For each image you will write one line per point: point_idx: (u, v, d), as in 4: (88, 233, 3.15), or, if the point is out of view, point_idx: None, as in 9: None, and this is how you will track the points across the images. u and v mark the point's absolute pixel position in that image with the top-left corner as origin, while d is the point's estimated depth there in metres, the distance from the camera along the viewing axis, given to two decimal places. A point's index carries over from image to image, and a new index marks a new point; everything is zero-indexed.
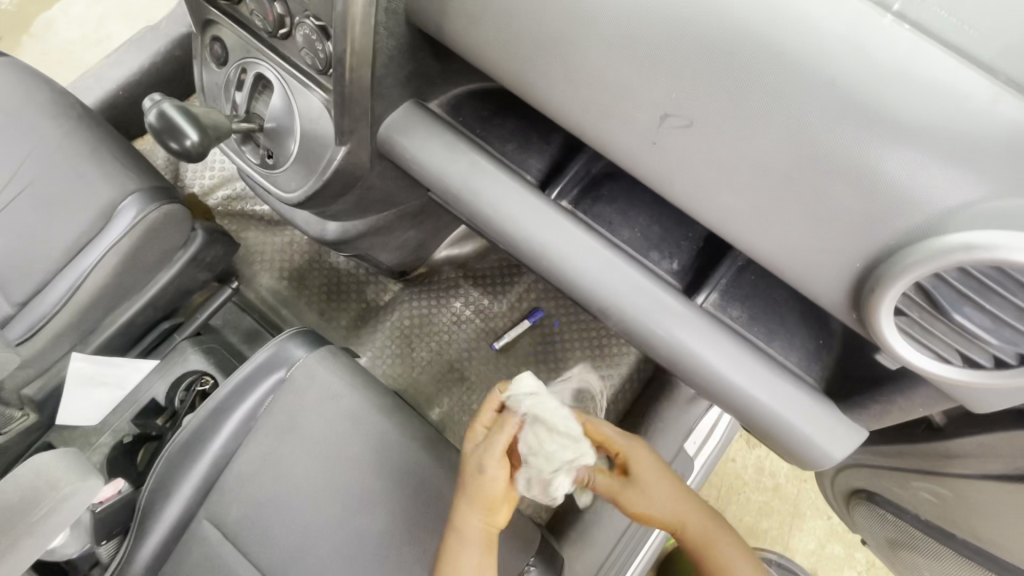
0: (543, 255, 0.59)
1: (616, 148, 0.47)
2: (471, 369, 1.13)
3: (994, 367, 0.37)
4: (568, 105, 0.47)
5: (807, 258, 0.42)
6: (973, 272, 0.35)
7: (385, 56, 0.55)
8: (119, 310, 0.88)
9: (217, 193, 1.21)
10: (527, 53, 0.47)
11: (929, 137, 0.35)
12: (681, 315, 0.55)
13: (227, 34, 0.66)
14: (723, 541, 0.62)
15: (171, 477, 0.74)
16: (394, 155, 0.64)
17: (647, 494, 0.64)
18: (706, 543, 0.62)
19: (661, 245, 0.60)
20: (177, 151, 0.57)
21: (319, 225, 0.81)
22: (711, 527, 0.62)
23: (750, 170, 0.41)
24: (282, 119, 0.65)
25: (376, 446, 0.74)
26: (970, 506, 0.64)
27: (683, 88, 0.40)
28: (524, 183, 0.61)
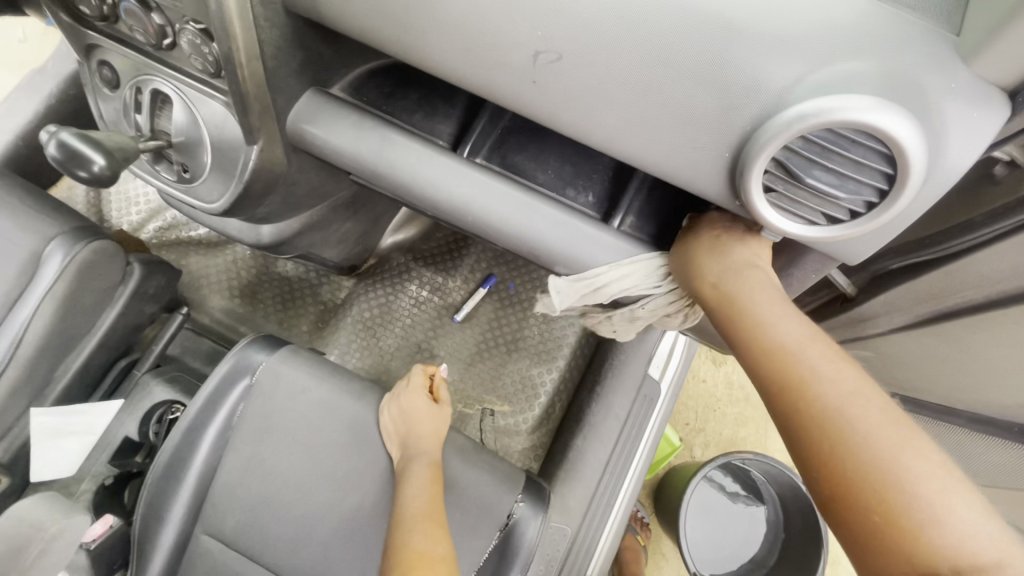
0: (466, 211, 0.63)
1: (505, 94, 0.50)
2: (439, 345, 1.17)
3: (850, 220, 0.42)
4: (453, 62, 0.50)
5: (688, 160, 0.47)
6: (813, 138, 0.40)
7: (273, 48, 0.56)
8: (70, 357, 0.87)
9: (149, 226, 1.19)
10: (404, 19, 0.49)
11: (754, 29, 0.39)
12: (606, 240, 0.60)
13: (112, 55, 0.65)
14: (899, 436, 0.39)
15: (162, 501, 0.76)
16: (308, 145, 0.66)
17: (768, 319, 0.48)
18: (854, 421, 0.40)
19: (575, 182, 0.64)
20: (87, 179, 0.57)
21: (252, 231, 0.82)
22: (868, 404, 0.41)
23: (620, 89, 0.45)
24: (189, 131, 0.66)
25: (356, 427, 0.77)
26: (891, 360, 0.74)
27: (546, 25, 0.44)
28: (436, 147, 0.63)
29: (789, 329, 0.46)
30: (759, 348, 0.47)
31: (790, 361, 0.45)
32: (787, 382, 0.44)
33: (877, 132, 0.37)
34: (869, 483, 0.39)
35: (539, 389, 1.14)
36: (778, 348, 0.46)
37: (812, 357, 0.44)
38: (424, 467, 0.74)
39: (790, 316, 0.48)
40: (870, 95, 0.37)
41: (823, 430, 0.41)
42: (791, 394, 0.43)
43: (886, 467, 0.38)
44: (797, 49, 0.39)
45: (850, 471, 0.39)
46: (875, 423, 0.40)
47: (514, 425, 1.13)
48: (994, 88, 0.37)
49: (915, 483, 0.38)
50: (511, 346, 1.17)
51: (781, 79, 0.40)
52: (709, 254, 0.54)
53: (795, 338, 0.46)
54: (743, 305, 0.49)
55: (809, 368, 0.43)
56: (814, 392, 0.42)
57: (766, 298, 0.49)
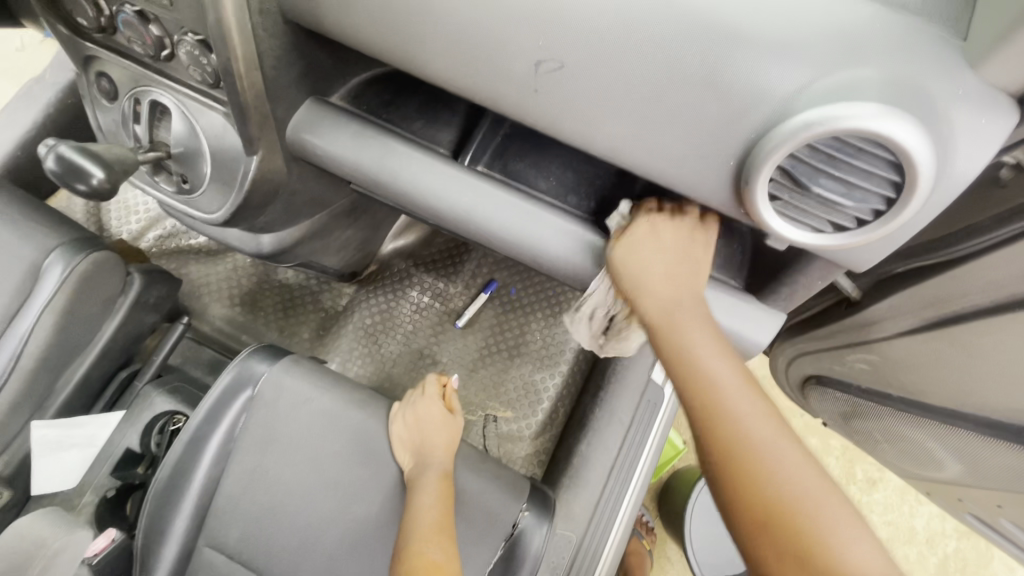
0: (466, 219, 0.63)
1: (506, 103, 0.50)
2: (441, 351, 1.16)
3: (856, 228, 0.42)
4: (454, 71, 0.50)
5: (692, 168, 0.47)
6: (819, 146, 0.39)
7: (272, 58, 0.56)
8: (71, 369, 0.87)
9: (148, 235, 1.19)
10: (404, 28, 0.49)
11: (759, 37, 0.39)
12: (608, 247, 0.60)
13: (110, 67, 0.65)
14: (816, 482, 0.42)
15: (163, 514, 0.75)
16: (309, 155, 0.65)
17: (692, 345, 0.49)
18: (776, 463, 0.42)
19: (577, 189, 0.64)
20: (86, 192, 0.57)
21: (253, 240, 0.82)
22: (775, 436, 0.44)
23: (623, 97, 0.45)
24: (188, 142, 0.65)
25: (359, 437, 0.77)
26: (897, 364, 0.73)
27: (547, 34, 0.43)
28: (437, 155, 0.63)
29: (715, 363, 0.48)
30: (693, 378, 0.47)
31: (712, 396, 0.46)
32: (722, 415, 0.45)
33: (885, 141, 0.37)
34: (792, 523, 0.40)
35: (542, 394, 1.14)
36: (701, 378, 0.47)
37: (725, 387, 0.46)
38: (437, 479, 0.74)
39: (720, 355, 0.48)
40: (878, 103, 0.37)
41: (746, 470, 0.43)
42: (722, 427, 0.45)
43: (803, 510, 0.40)
44: (802, 57, 0.39)
45: (760, 492, 0.42)
46: (795, 469, 0.42)
47: (517, 430, 1.12)
48: (1003, 95, 0.37)
49: (811, 509, 0.40)
50: (513, 352, 1.16)
51: (787, 86, 0.40)
52: (648, 255, 0.54)
53: (719, 373, 0.47)
54: (678, 335, 0.50)
55: (740, 410, 0.45)
56: (738, 425, 0.44)
57: (696, 327, 0.50)
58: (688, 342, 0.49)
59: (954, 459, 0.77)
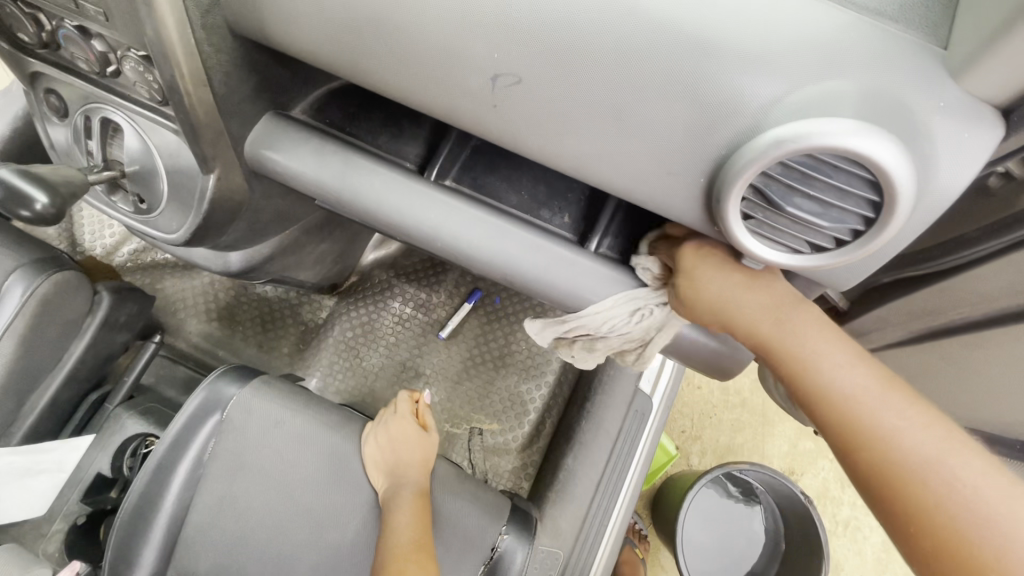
0: (434, 237, 0.60)
1: (466, 118, 0.47)
2: (424, 364, 1.13)
3: (836, 248, 0.39)
4: (410, 86, 0.47)
5: (662, 187, 0.44)
6: (792, 164, 0.36)
7: (222, 73, 0.53)
8: (37, 393, 0.84)
9: (122, 250, 1.16)
10: (356, 42, 0.46)
11: (724, 49, 0.36)
12: (579, 265, 0.57)
13: (59, 83, 0.62)
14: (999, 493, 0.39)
15: (131, 546, 0.72)
16: (268, 171, 0.63)
17: (817, 357, 0.45)
18: (941, 486, 0.40)
19: (550, 203, 0.61)
20: (30, 218, 0.54)
21: (220, 258, 0.79)
22: (938, 448, 0.41)
23: (585, 113, 0.42)
24: (142, 160, 0.62)
25: (333, 460, 0.74)
26: (886, 375, 0.71)
27: (503, 47, 0.41)
28: (402, 171, 0.60)
29: (847, 373, 0.44)
30: (818, 397, 0.45)
31: (854, 417, 0.43)
32: (868, 440, 0.42)
33: (860, 159, 0.34)
34: (973, 548, 0.38)
35: (528, 405, 1.11)
36: (832, 395, 0.44)
37: (872, 404, 0.43)
38: (412, 497, 0.72)
39: (850, 363, 0.45)
40: (851, 118, 0.34)
41: (912, 498, 0.41)
42: (875, 451, 0.42)
43: (984, 526, 0.38)
44: (770, 69, 0.36)
45: (930, 525, 0.40)
46: (969, 481, 0.40)
47: (503, 443, 1.10)
48: (986, 106, 0.34)
49: (996, 527, 0.38)
50: (498, 363, 1.14)
51: (756, 100, 0.37)
52: (716, 282, 0.48)
53: (852, 388, 0.44)
54: (805, 356, 0.46)
55: (891, 424, 0.42)
56: (889, 450, 0.42)
57: (818, 341, 0.46)
58: (817, 359, 0.45)
59: None
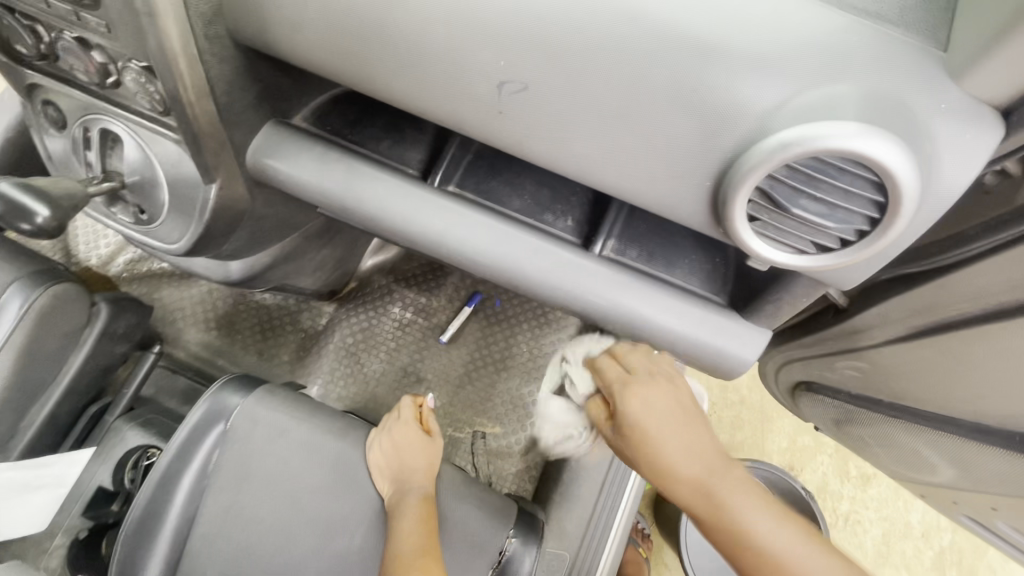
0: (452, 247, 0.60)
1: (472, 125, 0.47)
2: (426, 368, 1.13)
3: (842, 248, 0.40)
4: (415, 93, 0.47)
5: (669, 189, 0.44)
6: (798, 166, 0.37)
7: (225, 83, 0.53)
8: (36, 407, 0.83)
9: (118, 260, 1.15)
10: (360, 50, 0.46)
11: (729, 54, 0.37)
12: (583, 267, 0.58)
13: (57, 94, 0.61)
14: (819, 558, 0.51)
15: (136, 559, 0.71)
16: (271, 179, 0.62)
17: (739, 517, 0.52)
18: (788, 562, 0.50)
19: (553, 206, 0.61)
20: (31, 231, 0.54)
21: (220, 267, 0.79)
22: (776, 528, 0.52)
23: (591, 118, 0.42)
24: (143, 170, 0.62)
25: (338, 468, 0.74)
26: (887, 371, 0.72)
27: (509, 54, 0.41)
28: (405, 177, 0.61)
29: (760, 526, 0.52)
30: (689, 499, 0.55)
31: (708, 502, 0.54)
32: (732, 533, 0.52)
33: (866, 160, 0.35)
34: None
35: (530, 408, 1.11)
36: (728, 522, 0.52)
37: (721, 491, 0.54)
38: (419, 502, 0.71)
39: (696, 450, 0.56)
40: (856, 120, 0.35)
41: (768, 574, 0.51)
42: (733, 543, 0.52)
43: None
44: (774, 73, 0.37)
45: None
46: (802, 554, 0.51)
47: (506, 446, 1.10)
48: (987, 106, 0.35)
49: None
50: (499, 366, 1.14)
51: (761, 104, 0.38)
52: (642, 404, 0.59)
53: (698, 475, 0.55)
54: (734, 531, 0.52)
55: (740, 515, 0.52)
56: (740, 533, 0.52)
57: (681, 445, 0.57)
58: (745, 534, 0.52)
59: (947, 463, 0.76)
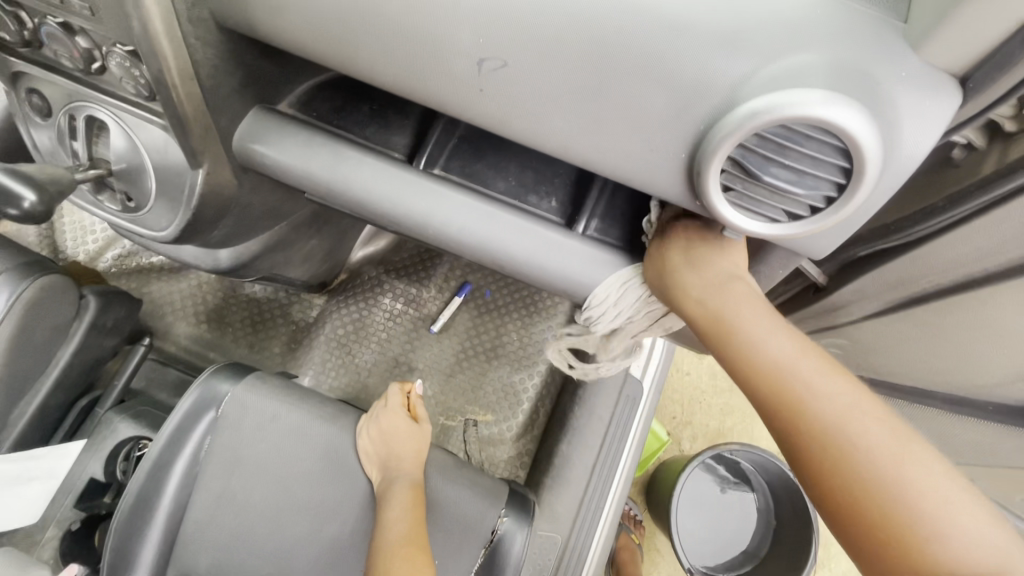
0: (456, 236, 0.61)
1: (453, 104, 0.48)
2: (417, 358, 1.14)
3: (812, 216, 0.41)
4: (396, 74, 0.48)
5: (646, 163, 0.45)
6: (767, 134, 0.38)
7: (209, 67, 0.53)
8: (25, 399, 0.83)
9: (106, 255, 1.15)
10: (342, 31, 0.47)
11: (700, 28, 0.38)
12: (568, 246, 0.59)
13: (41, 83, 0.61)
14: (892, 444, 0.41)
15: (129, 545, 0.72)
16: (257, 165, 0.63)
17: (801, 381, 0.45)
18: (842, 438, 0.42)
19: (537, 188, 0.63)
20: (17, 216, 0.54)
21: (210, 256, 0.79)
22: (855, 408, 0.43)
23: (569, 94, 0.43)
24: (130, 158, 0.62)
25: (330, 452, 0.75)
26: (866, 346, 0.73)
27: (488, 31, 0.42)
28: (391, 160, 0.61)
29: (829, 390, 0.44)
30: (743, 358, 0.48)
31: (776, 376, 0.46)
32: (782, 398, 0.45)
33: (830, 126, 0.36)
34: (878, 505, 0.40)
35: (521, 395, 1.13)
36: (790, 389, 0.45)
37: (796, 365, 0.46)
38: (406, 488, 0.72)
39: (775, 330, 0.48)
40: (821, 88, 0.36)
41: (830, 460, 0.42)
42: (797, 414, 0.44)
43: (893, 488, 0.40)
44: (742, 45, 0.38)
45: (846, 483, 0.41)
46: (872, 433, 0.42)
47: (498, 433, 1.11)
48: (945, 74, 0.36)
49: (904, 481, 0.40)
50: (490, 355, 1.15)
51: (732, 76, 0.39)
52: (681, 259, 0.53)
53: (778, 351, 0.47)
54: (801, 406, 0.44)
55: (808, 388, 0.44)
56: (806, 404, 0.44)
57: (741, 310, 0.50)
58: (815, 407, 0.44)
59: (926, 436, 0.78)
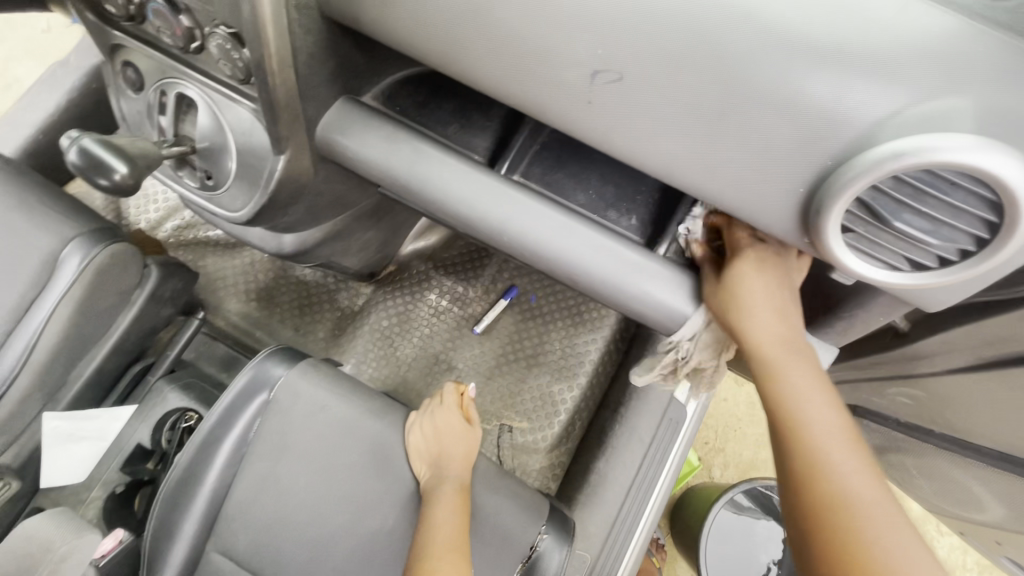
0: (532, 245, 0.59)
1: (555, 114, 0.47)
2: (458, 357, 1.13)
3: (938, 267, 0.39)
4: (500, 79, 0.47)
5: (755, 193, 0.43)
6: (906, 179, 0.36)
7: (307, 55, 0.53)
8: (85, 361, 0.85)
9: (166, 225, 1.17)
10: (450, 32, 0.46)
11: (847, 57, 0.35)
12: (645, 267, 0.57)
13: (137, 56, 0.62)
14: (872, 490, 0.43)
15: (174, 516, 0.73)
16: (337, 155, 0.63)
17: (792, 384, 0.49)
18: (870, 538, 0.41)
19: (618, 204, 0.61)
20: (108, 187, 0.55)
21: (275, 239, 0.80)
22: (840, 435, 0.46)
23: (685, 115, 0.41)
24: (214, 137, 0.63)
25: (375, 447, 0.74)
26: (943, 400, 0.69)
27: (608, 42, 0.40)
28: (472, 162, 0.60)
29: (818, 411, 0.47)
30: (792, 428, 0.47)
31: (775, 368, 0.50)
32: (813, 474, 0.45)
33: (980, 175, 0.33)
34: (846, 514, 0.42)
35: (559, 405, 1.11)
36: (793, 405, 0.48)
37: (800, 375, 0.49)
38: (453, 491, 0.71)
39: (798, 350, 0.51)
40: (973, 134, 0.33)
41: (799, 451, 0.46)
42: (785, 408, 0.49)
43: (862, 510, 0.42)
44: (893, 79, 0.35)
45: (822, 486, 0.44)
46: (849, 469, 0.44)
47: (532, 442, 1.10)
48: None
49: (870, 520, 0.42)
50: (530, 362, 1.13)
51: (873, 112, 0.36)
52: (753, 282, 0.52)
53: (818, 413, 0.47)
54: (793, 410, 0.48)
55: (804, 406, 0.48)
56: (801, 416, 0.48)
57: (808, 394, 0.48)
58: (803, 410, 0.48)
59: (996, 501, 0.73)
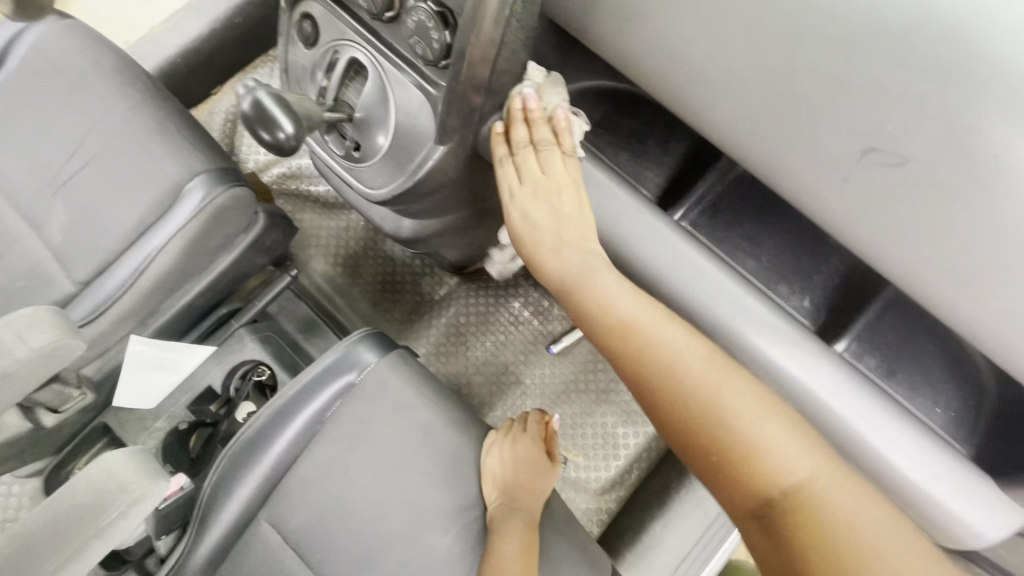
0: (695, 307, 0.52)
1: (800, 179, 0.46)
2: (526, 373, 1.09)
3: None
4: (748, 128, 0.46)
5: (1019, 312, 0.39)
6: None
7: (509, 50, 0.49)
8: (180, 294, 0.85)
9: (272, 170, 1.17)
10: (709, 72, 0.45)
11: None
12: (831, 372, 0.49)
13: (319, 11, 0.60)
14: (751, 411, 0.43)
15: (232, 478, 0.71)
16: (497, 158, 0.59)
17: (617, 301, 0.49)
18: (740, 437, 0.42)
19: (790, 278, 0.60)
20: (268, 142, 0.52)
21: (394, 220, 0.77)
22: (706, 372, 0.45)
23: (964, 218, 0.38)
24: (373, 109, 0.59)
25: (451, 460, 0.70)
26: None
27: (899, 121, 0.37)
28: (642, 199, 0.55)
29: (677, 345, 0.46)
30: (636, 360, 0.47)
31: (609, 309, 0.49)
32: (666, 392, 0.45)
33: None
34: (736, 451, 0.42)
35: (620, 449, 1.05)
36: (647, 346, 0.47)
37: (659, 327, 0.47)
38: (523, 525, 0.67)
39: (631, 292, 0.49)
40: None
41: (662, 388, 0.46)
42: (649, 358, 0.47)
43: (740, 440, 0.42)
44: None
45: (706, 433, 0.43)
46: (729, 399, 0.43)
47: (584, 480, 1.04)
48: None
49: (756, 441, 0.41)
50: (601, 397, 1.07)
51: None
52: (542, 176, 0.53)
53: (656, 332, 0.47)
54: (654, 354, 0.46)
55: (662, 350, 0.46)
56: (671, 367, 0.45)
57: (633, 306, 0.48)
58: (663, 357, 0.46)
59: None
